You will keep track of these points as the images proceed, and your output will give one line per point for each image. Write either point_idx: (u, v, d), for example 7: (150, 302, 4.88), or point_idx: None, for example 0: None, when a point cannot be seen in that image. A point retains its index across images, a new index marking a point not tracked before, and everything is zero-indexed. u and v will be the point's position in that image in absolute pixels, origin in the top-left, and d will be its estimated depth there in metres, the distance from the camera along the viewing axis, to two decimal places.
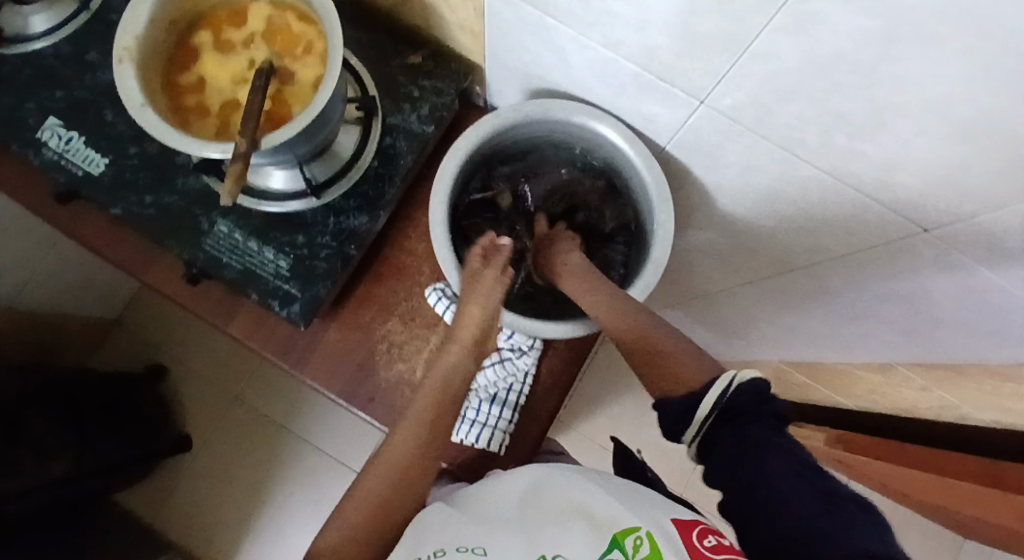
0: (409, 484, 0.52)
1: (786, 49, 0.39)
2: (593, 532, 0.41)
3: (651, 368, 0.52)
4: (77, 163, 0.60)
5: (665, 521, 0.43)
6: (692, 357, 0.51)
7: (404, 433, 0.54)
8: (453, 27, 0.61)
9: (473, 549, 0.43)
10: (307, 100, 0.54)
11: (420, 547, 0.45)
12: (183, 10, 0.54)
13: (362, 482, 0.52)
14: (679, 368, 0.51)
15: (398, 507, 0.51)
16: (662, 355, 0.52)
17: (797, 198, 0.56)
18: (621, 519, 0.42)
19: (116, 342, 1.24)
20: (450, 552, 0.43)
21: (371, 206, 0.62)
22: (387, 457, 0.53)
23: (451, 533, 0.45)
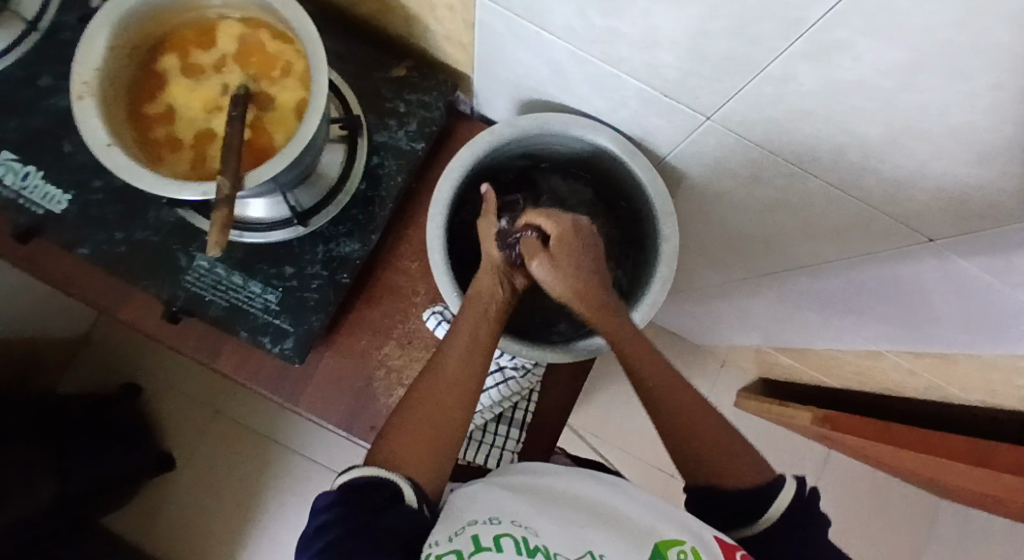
0: (463, 405, 0.50)
1: (805, 73, 0.37)
2: (634, 539, 0.38)
3: (703, 451, 0.50)
4: (37, 203, 0.57)
5: (706, 535, 0.41)
6: (742, 450, 0.51)
7: (453, 351, 0.51)
8: (439, 37, 0.58)
9: (530, 527, 0.38)
10: (290, 128, 0.50)
11: (471, 513, 0.40)
12: (145, 34, 0.50)
13: (415, 402, 0.49)
14: (733, 463, 0.50)
15: (455, 422, 0.49)
16: (711, 433, 0.51)
17: (801, 204, 0.55)
18: (663, 529, 0.40)
19: (82, 362, 1.18)
20: (505, 523, 0.39)
21: (362, 231, 0.59)
22: (438, 375, 0.50)
23: (505, 504, 0.41)
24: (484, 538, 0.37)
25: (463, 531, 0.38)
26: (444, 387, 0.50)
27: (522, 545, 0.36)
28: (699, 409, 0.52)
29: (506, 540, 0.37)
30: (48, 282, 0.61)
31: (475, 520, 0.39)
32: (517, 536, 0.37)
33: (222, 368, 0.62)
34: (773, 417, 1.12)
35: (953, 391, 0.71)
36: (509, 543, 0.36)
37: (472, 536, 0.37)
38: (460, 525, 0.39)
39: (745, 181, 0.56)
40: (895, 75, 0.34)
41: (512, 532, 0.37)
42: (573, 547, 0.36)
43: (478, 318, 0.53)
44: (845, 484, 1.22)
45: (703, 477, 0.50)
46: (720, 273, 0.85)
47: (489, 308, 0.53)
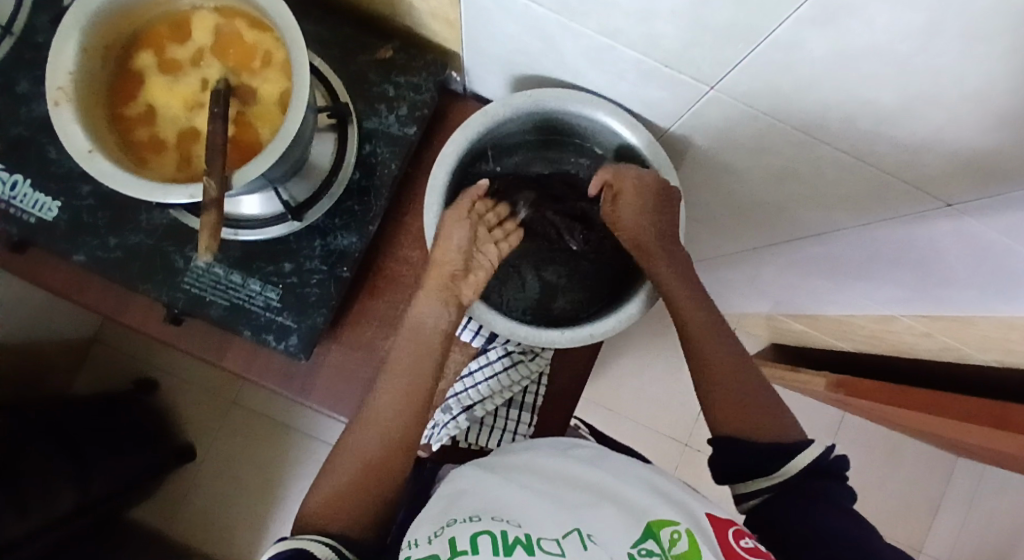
0: (392, 451, 0.50)
1: (813, 37, 0.35)
2: (623, 518, 0.36)
3: (736, 414, 0.53)
4: (29, 211, 0.56)
5: (697, 512, 0.39)
6: (769, 408, 0.54)
7: (386, 392, 0.51)
8: (424, 15, 0.56)
9: (511, 519, 0.35)
10: (276, 122, 0.49)
11: (450, 515, 0.37)
12: (117, 30, 0.48)
13: (349, 449, 0.50)
14: (762, 420, 0.52)
15: (382, 474, 0.49)
16: (742, 390, 0.54)
17: (809, 171, 0.52)
18: (659, 510, 0.38)
19: (97, 359, 1.19)
20: (486, 519, 0.36)
21: (359, 223, 0.58)
22: (369, 425, 0.51)
23: (490, 499, 0.38)
24: (461, 540, 0.33)
25: (441, 533, 0.35)
26: (375, 434, 0.50)
27: (501, 540, 0.33)
28: (731, 361, 0.56)
29: (483, 537, 0.33)
30: (48, 290, 0.61)
31: (455, 520, 0.36)
32: (496, 532, 0.33)
33: (230, 368, 0.62)
34: (786, 383, 1.11)
35: (972, 352, 0.69)
36: (487, 541, 0.33)
37: (449, 539, 0.34)
38: (440, 525, 0.36)
39: (751, 151, 0.54)
40: (911, 40, 0.31)
41: (491, 528, 0.34)
42: (559, 530, 0.34)
43: (406, 362, 0.52)
44: (860, 446, 1.22)
45: (732, 429, 0.53)
46: (729, 243, 0.83)
47: (417, 352, 0.53)
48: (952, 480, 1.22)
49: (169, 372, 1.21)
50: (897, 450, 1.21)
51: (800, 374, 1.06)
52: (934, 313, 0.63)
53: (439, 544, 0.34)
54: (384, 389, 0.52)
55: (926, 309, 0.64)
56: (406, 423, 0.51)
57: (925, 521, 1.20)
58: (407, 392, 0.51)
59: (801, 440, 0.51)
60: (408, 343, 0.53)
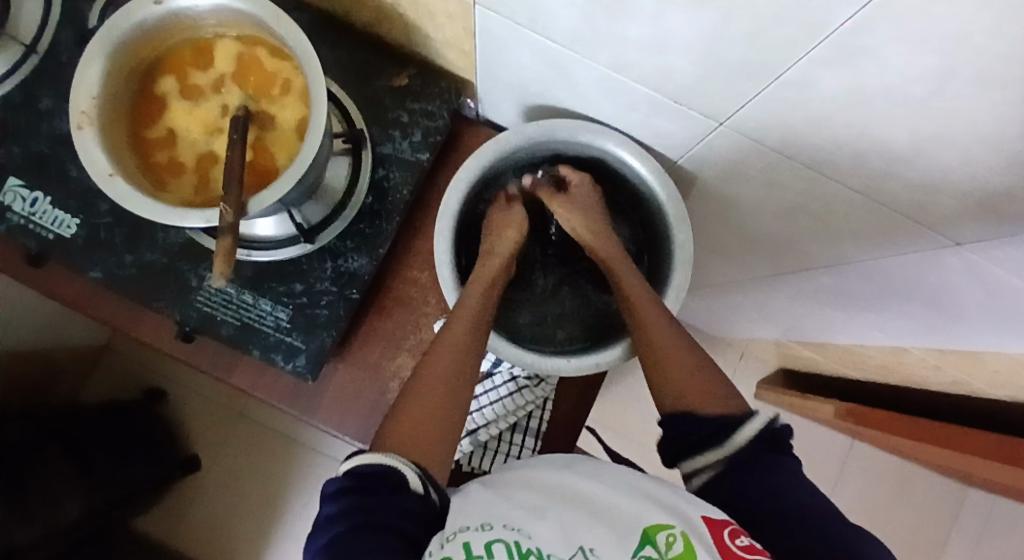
0: (459, 392, 0.49)
1: (824, 78, 0.35)
2: (621, 526, 0.37)
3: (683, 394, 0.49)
4: (48, 227, 0.57)
5: (693, 518, 0.38)
6: (716, 383, 0.50)
7: (444, 352, 0.51)
8: (439, 43, 0.57)
9: (523, 529, 0.36)
10: (292, 147, 0.50)
11: (458, 521, 0.38)
12: (142, 57, 0.49)
13: (420, 389, 0.48)
14: (702, 391, 0.49)
15: (445, 434, 0.46)
16: (688, 367, 0.51)
17: (817, 205, 0.53)
18: (653, 514, 0.37)
19: (106, 367, 1.21)
20: (498, 527, 0.36)
21: (370, 246, 0.59)
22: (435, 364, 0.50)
23: (500, 508, 0.39)
24: (475, 546, 0.35)
25: (454, 537, 0.36)
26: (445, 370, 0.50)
27: (514, 548, 0.35)
28: (688, 357, 0.52)
29: (497, 544, 0.35)
30: (63, 303, 0.62)
31: (467, 526, 0.37)
32: (509, 541, 0.35)
33: (238, 384, 0.63)
34: (794, 408, 1.11)
35: (981, 385, 0.69)
36: (502, 549, 0.34)
37: (463, 544, 0.35)
38: (452, 530, 0.37)
39: (761, 183, 0.54)
40: (921, 80, 0.32)
41: (503, 537, 0.35)
42: (565, 546, 0.35)
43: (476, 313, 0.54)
44: (867, 475, 1.20)
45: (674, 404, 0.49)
46: (737, 270, 0.83)
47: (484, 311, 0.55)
48: (961, 513, 1.20)
49: (176, 382, 1.22)
50: (905, 480, 1.20)
51: (807, 400, 1.05)
52: (944, 346, 0.63)
53: (454, 549, 0.35)
54: (440, 352, 0.51)
55: (929, 340, 0.64)
56: (467, 365, 0.51)
57: (932, 554, 1.18)
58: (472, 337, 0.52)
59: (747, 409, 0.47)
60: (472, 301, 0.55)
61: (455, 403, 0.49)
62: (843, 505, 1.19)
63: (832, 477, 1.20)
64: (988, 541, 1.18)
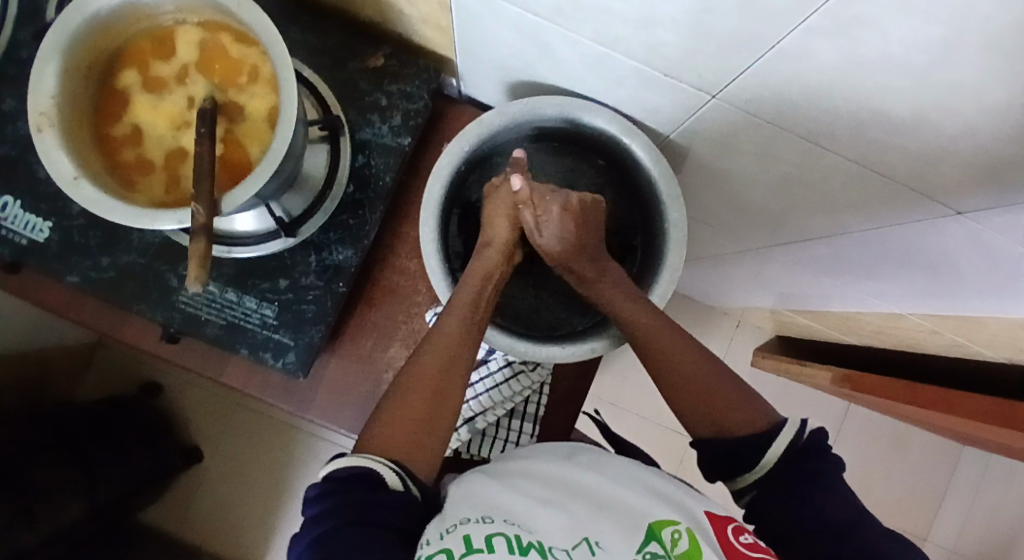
0: (450, 391, 0.47)
1: (821, 48, 0.33)
2: (624, 520, 0.36)
3: (707, 411, 0.49)
4: (20, 232, 0.56)
5: (697, 513, 0.37)
6: (748, 400, 0.49)
7: (436, 352, 0.49)
8: (415, 21, 0.54)
9: (523, 524, 0.34)
10: (265, 139, 0.47)
11: (458, 514, 0.36)
12: (99, 49, 0.46)
13: (409, 384, 0.47)
14: (734, 412, 0.48)
15: (436, 436, 0.45)
16: (717, 386, 0.50)
17: (814, 177, 0.51)
18: (658, 510, 0.37)
19: (101, 363, 1.20)
20: (499, 521, 0.34)
21: (354, 237, 0.57)
22: (426, 360, 0.48)
23: (500, 501, 0.37)
24: (476, 538, 0.32)
25: (455, 529, 0.34)
26: (438, 368, 0.48)
27: (516, 542, 0.32)
28: (699, 364, 0.52)
29: (498, 538, 0.32)
30: (44, 309, 0.61)
31: (468, 518, 0.35)
32: (510, 534, 0.33)
33: (229, 383, 0.62)
34: (790, 376, 1.11)
35: (980, 350, 0.68)
36: (503, 542, 0.32)
37: (464, 536, 0.33)
38: (450, 523, 0.35)
39: (756, 155, 0.52)
40: (922, 53, 0.30)
41: (505, 530, 0.33)
42: (567, 539, 0.33)
43: (467, 309, 0.52)
44: (866, 437, 1.21)
45: (711, 427, 0.49)
46: (732, 242, 0.82)
47: (475, 308, 0.52)
48: (958, 470, 1.21)
49: (172, 375, 1.21)
50: (903, 440, 1.21)
51: (804, 367, 1.05)
52: (940, 312, 0.61)
53: (452, 540, 0.33)
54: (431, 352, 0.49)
55: (921, 307, 0.63)
56: (458, 365, 0.49)
57: (931, 512, 1.20)
58: (464, 337, 0.50)
59: (777, 420, 0.48)
60: (462, 298, 0.52)
61: (447, 403, 0.47)
62: (843, 468, 1.20)
63: (831, 441, 1.21)
64: (986, 495, 1.20)
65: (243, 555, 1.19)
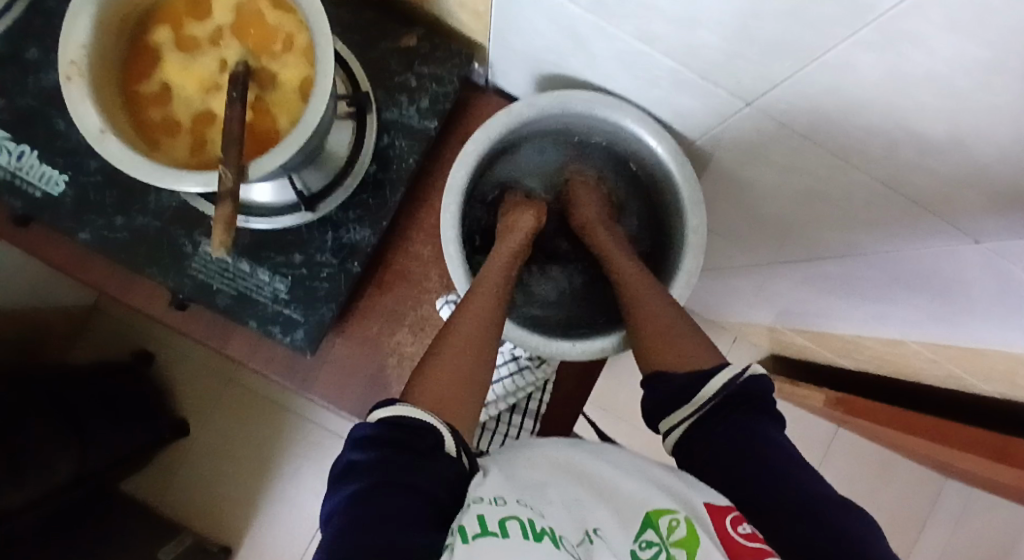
0: (482, 357, 0.47)
1: (867, 61, 0.33)
2: (620, 510, 0.35)
3: (659, 348, 0.50)
4: (33, 184, 0.55)
5: (695, 503, 0.36)
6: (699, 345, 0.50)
7: (467, 320, 0.49)
8: (454, 6, 0.54)
9: (537, 509, 0.33)
10: (295, 110, 0.47)
11: (476, 490, 0.35)
12: (135, 3, 0.46)
13: (437, 358, 0.46)
14: (685, 352, 0.49)
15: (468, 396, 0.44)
16: (675, 334, 0.50)
17: (837, 193, 0.51)
18: (656, 498, 0.36)
19: (93, 327, 1.18)
20: (512, 502, 0.33)
21: (372, 217, 0.57)
22: (452, 335, 0.48)
23: (513, 484, 0.36)
24: (489, 520, 0.31)
25: (468, 509, 0.32)
26: (467, 340, 0.47)
27: (530, 527, 0.31)
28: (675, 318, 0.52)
29: (512, 521, 0.31)
30: (51, 264, 0.60)
31: (482, 499, 0.34)
32: (524, 518, 0.31)
33: (231, 354, 0.61)
34: (785, 395, 1.11)
35: (977, 381, 0.69)
36: (516, 527, 0.30)
37: (477, 517, 0.31)
38: (465, 502, 0.34)
39: (780, 167, 0.52)
40: (972, 75, 0.30)
41: (518, 513, 0.32)
42: (576, 531, 0.33)
43: (489, 291, 0.52)
44: (852, 461, 1.22)
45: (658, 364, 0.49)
46: (743, 255, 0.82)
47: (499, 291, 0.53)
48: (939, 501, 1.22)
49: (165, 346, 1.20)
50: (888, 468, 1.22)
51: (800, 388, 1.05)
52: (943, 341, 0.61)
53: (467, 519, 0.31)
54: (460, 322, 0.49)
55: (926, 336, 0.64)
56: (487, 342, 0.48)
57: (909, 540, 1.21)
58: (490, 314, 0.50)
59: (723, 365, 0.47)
60: (486, 282, 0.53)
61: (477, 374, 0.46)
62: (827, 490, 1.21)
63: (817, 463, 1.22)
64: (963, 528, 1.21)
65: (222, 532, 1.17)
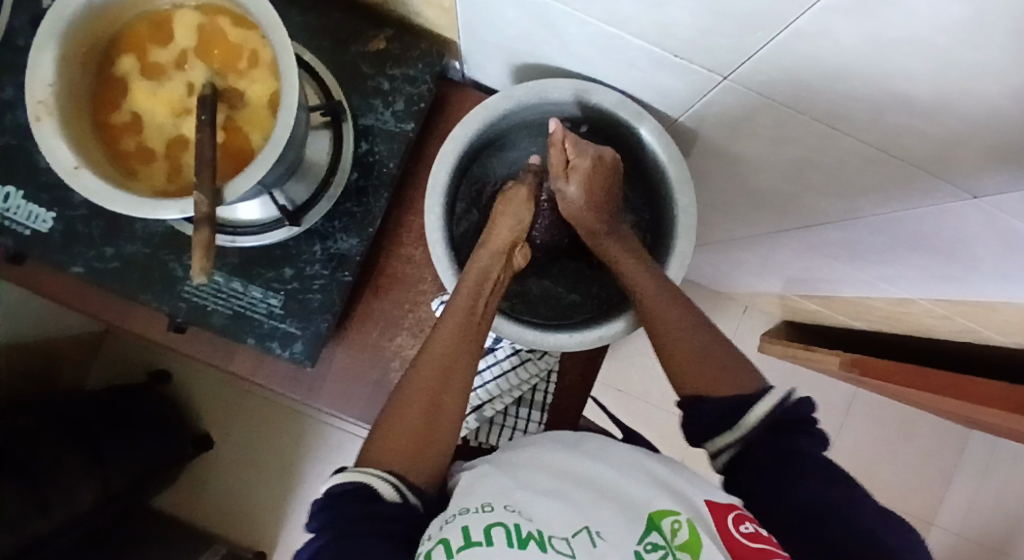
0: (447, 400, 0.46)
1: (838, 27, 0.32)
2: (624, 512, 0.35)
3: (687, 368, 0.49)
4: (23, 223, 0.55)
5: (697, 502, 0.37)
6: (736, 363, 0.49)
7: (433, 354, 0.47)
8: (419, 3, 0.53)
9: (525, 512, 0.34)
10: (267, 126, 0.46)
11: (463, 502, 0.37)
12: (97, 36, 0.46)
13: (403, 397, 0.45)
14: (717, 374, 0.48)
15: (434, 446, 0.43)
16: (707, 359, 0.49)
17: (827, 160, 0.50)
18: (658, 500, 0.36)
19: (109, 351, 1.21)
20: (499, 508, 0.34)
21: (358, 225, 0.57)
22: (420, 373, 0.47)
23: (505, 489, 0.37)
24: (475, 530, 0.32)
25: (454, 520, 0.34)
26: (433, 381, 0.46)
27: (515, 533, 0.32)
28: (701, 348, 0.50)
29: (496, 529, 0.32)
30: (50, 299, 0.61)
31: (469, 509, 0.35)
32: (510, 524, 0.32)
33: (237, 372, 0.62)
34: (799, 360, 1.09)
35: (991, 334, 0.67)
36: (501, 534, 0.32)
37: (462, 527, 0.33)
38: (451, 513, 0.35)
39: (766, 138, 0.51)
40: (947, 33, 0.28)
41: (505, 519, 0.33)
42: (568, 527, 0.33)
43: (460, 323, 0.49)
44: (874, 421, 1.21)
45: (691, 388, 0.49)
46: (742, 226, 0.80)
47: (471, 315, 0.50)
48: (966, 454, 1.21)
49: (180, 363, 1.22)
50: (911, 425, 1.20)
51: (813, 351, 1.04)
52: (953, 297, 0.59)
53: (450, 532, 0.33)
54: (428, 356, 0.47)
55: (935, 293, 0.62)
56: (453, 380, 0.47)
57: (937, 495, 1.20)
58: (460, 348, 0.48)
59: (761, 387, 0.48)
60: (464, 299, 0.51)
61: (444, 414, 0.45)
62: (850, 452, 1.20)
63: (839, 426, 1.20)
64: (992, 477, 1.20)
65: (255, 539, 1.20)
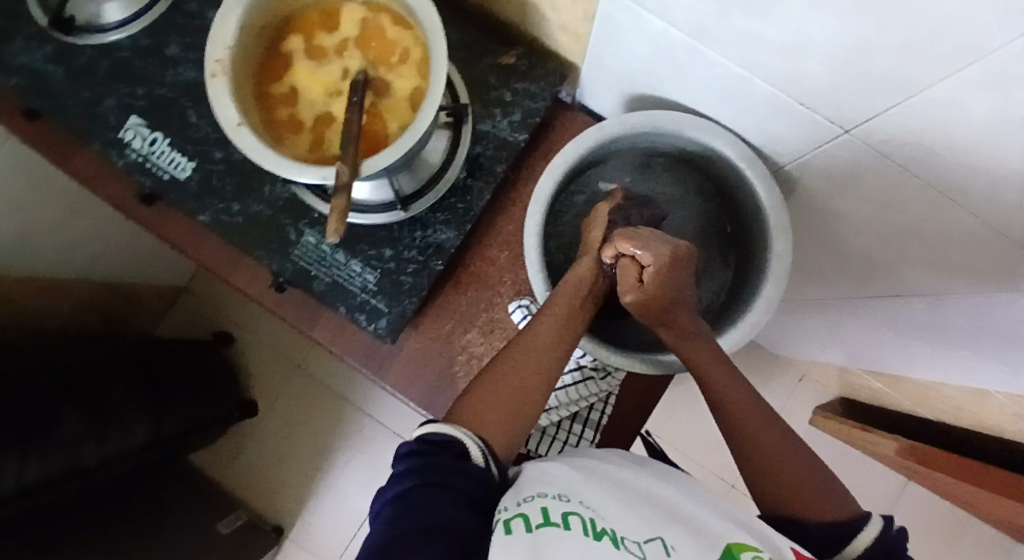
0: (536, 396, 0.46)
1: (975, 99, 0.33)
2: (701, 535, 0.34)
3: (771, 481, 0.45)
4: (163, 167, 0.62)
5: (782, 549, 0.35)
6: (813, 470, 0.45)
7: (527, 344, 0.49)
8: (554, 26, 0.57)
9: (598, 510, 0.35)
10: (404, 117, 0.51)
11: (538, 488, 0.37)
12: (274, 14, 0.51)
13: (493, 378, 0.47)
14: (808, 492, 0.43)
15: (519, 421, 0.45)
16: (782, 450, 0.46)
17: (931, 230, 0.50)
18: (736, 535, 0.35)
19: (182, 306, 1.28)
20: (573, 501, 0.35)
21: (458, 220, 0.60)
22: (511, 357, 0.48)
23: (581, 487, 0.38)
24: (553, 512, 0.33)
25: (531, 499, 0.35)
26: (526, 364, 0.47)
27: (590, 526, 0.33)
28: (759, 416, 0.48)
29: (574, 518, 0.33)
30: (167, 241, 0.66)
31: (544, 494, 0.36)
32: (586, 516, 0.33)
33: (317, 337, 0.66)
34: (853, 439, 1.06)
35: None
36: (577, 522, 0.33)
37: (540, 507, 0.34)
38: (528, 494, 0.36)
39: (869, 196, 0.52)
40: None
41: (580, 511, 0.34)
42: (640, 534, 0.33)
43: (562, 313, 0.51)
44: (918, 521, 1.15)
45: (782, 504, 0.44)
46: (820, 289, 0.81)
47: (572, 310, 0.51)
48: None
49: (243, 327, 1.28)
50: (959, 533, 1.14)
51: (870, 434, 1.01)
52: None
53: (528, 509, 0.34)
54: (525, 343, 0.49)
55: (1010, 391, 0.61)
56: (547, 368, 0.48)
57: None
58: (560, 343, 0.49)
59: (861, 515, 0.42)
60: (572, 284, 0.52)
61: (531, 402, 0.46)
62: None
63: None
64: None
65: (275, 515, 1.23)
